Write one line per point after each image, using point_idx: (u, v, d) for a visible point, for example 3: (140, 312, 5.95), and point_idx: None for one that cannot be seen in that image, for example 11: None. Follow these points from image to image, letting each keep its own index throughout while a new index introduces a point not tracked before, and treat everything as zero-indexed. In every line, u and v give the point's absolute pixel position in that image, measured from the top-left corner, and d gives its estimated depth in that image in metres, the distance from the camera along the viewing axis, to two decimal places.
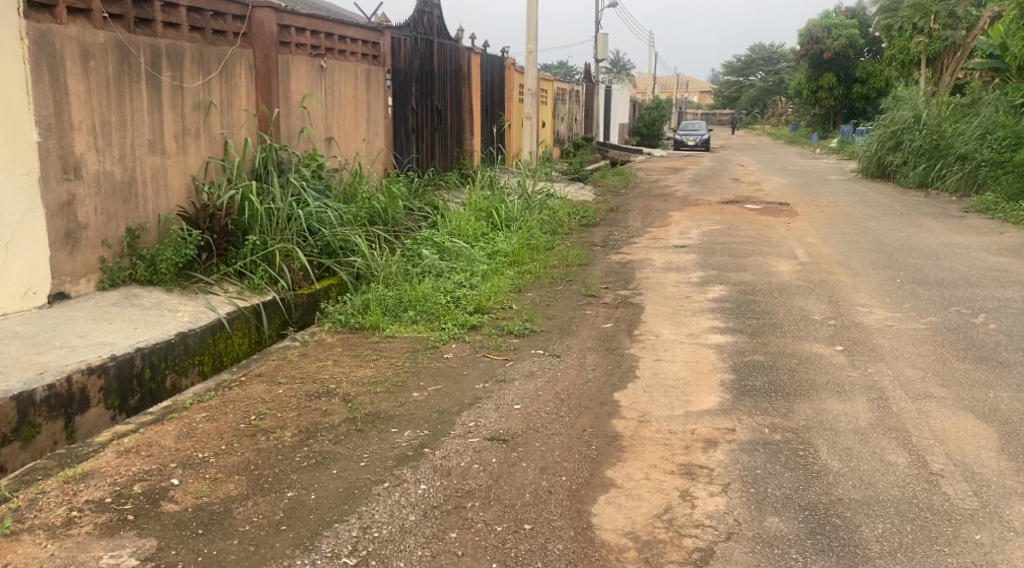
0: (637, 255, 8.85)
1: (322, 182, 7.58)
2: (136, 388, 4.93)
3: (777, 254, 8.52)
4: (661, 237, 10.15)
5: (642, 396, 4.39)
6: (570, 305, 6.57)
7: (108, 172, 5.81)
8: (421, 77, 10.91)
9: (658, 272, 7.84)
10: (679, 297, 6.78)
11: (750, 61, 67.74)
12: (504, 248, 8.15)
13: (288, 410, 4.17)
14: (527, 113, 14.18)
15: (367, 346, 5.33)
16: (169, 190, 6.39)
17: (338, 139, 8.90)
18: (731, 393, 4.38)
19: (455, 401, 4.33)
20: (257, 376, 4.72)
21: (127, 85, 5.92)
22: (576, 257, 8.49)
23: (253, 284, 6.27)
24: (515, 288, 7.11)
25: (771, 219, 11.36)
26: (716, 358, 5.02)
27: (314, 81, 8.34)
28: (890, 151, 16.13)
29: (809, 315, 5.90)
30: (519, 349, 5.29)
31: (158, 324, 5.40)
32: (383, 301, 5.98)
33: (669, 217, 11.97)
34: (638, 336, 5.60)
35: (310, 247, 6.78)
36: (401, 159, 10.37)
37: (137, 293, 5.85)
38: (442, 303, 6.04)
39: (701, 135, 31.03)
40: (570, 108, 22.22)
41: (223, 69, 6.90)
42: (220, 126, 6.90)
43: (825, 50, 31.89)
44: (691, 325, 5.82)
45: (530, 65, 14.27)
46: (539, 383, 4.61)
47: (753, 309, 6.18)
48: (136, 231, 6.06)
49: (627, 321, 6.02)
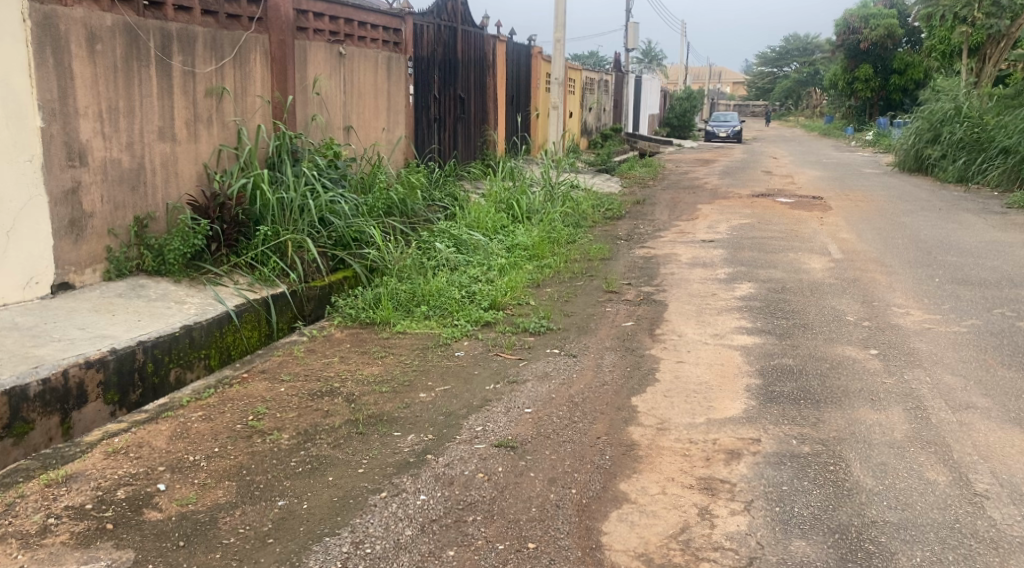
0: (663, 250, 8.58)
1: (338, 172, 7.40)
2: (137, 383, 4.79)
3: (809, 250, 8.19)
4: (688, 231, 9.85)
5: (661, 401, 4.15)
6: (589, 301, 6.32)
7: (116, 160, 5.67)
8: (444, 64, 10.69)
9: (683, 268, 7.56)
10: (705, 294, 6.50)
11: (785, 51, 66.68)
12: (524, 241, 7.92)
13: (288, 410, 3.98)
14: (553, 103, 13.91)
15: (376, 342, 5.13)
16: (180, 178, 6.25)
17: (357, 128, 8.73)
18: (757, 399, 4.12)
19: (463, 403, 4.12)
20: (260, 372, 4.54)
21: (136, 69, 5.76)
22: (599, 251, 8.23)
23: (263, 276, 6.11)
24: (534, 282, 6.89)
25: (803, 213, 11.00)
26: (742, 361, 4.76)
27: (332, 67, 8.16)
28: (929, 144, 15.62)
29: (841, 316, 5.60)
30: (535, 348, 5.07)
31: (163, 316, 5.24)
32: (395, 296, 5.80)
33: (698, 211, 11.65)
34: (660, 336, 5.35)
35: (323, 238, 6.61)
36: (422, 148, 10.18)
37: (144, 284, 5.70)
38: (455, 298, 5.84)
39: (733, 126, 30.52)
40: (599, 99, 21.90)
41: (237, 54, 6.73)
42: (234, 113, 6.75)
43: (862, 40, 31.20)
44: (716, 325, 5.55)
45: (557, 53, 14.00)
46: (553, 385, 4.39)
47: (782, 308, 5.90)
48: (144, 220, 5.91)
49: (649, 320, 5.77)
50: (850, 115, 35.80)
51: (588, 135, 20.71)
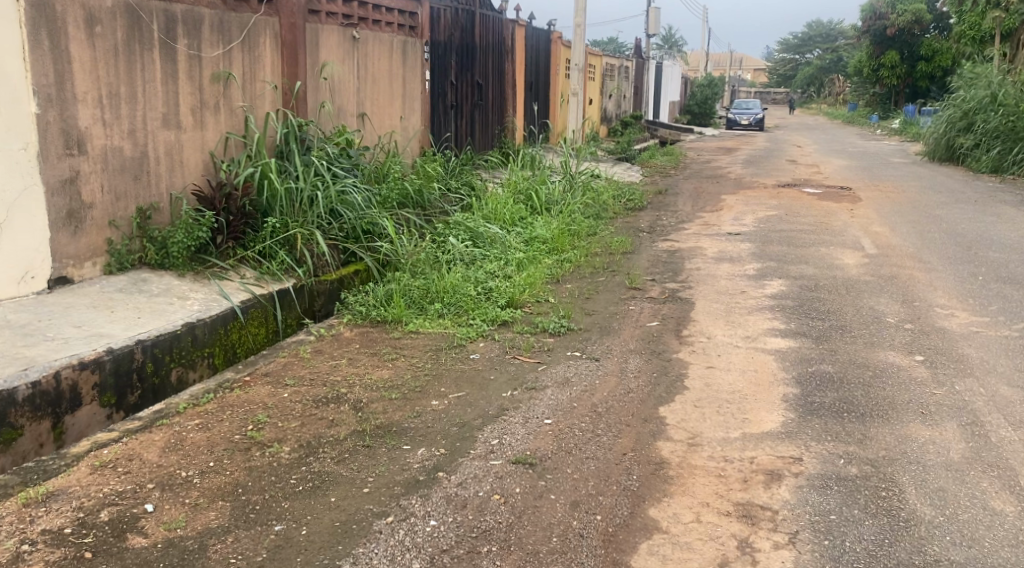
0: (687, 243, 8.27)
1: (350, 161, 7.13)
2: (136, 385, 4.54)
3: (841, 244, 7.86)
4: (713, 223, 9.51)
5: (692, 413, 3.85)
6: (612, 298, 6.03)
7: (117, 148, 5.41)
8: (461, 49, 10.37)
9: (709, 263, 7.23)
10: (733, 292, 6.18)
11: (807, 38, 65.76)
12: (543, 234, 7.61)
13: (290, 419, 3.71)
14: (574, 89, 13.56)
15: (387, 342, 4.87)
16: (185, 167, 5.99)
17: (371, 115, 8.44)
18: (795, 412, 3.81)
19: (478, 412, 3.84)
20: (263, 375, 4.28)
21: (138, 53, 5.50)
22: (621, 244, 7.93)
23: (271, 270, 5.86)
24: (553, 277, 6.59)
25: (832, 204, 10.62)
26: (777, 367, 4.45)
27: (345, 52, 7.87)
28: (961, 133, 15.16)
29: (881, 317, 5.27)
30: (554, 350, 4.78)
31: (163, 313, 4.99)
32: (407, 292, 5.53)
33: (722, 201, 11.31)
34: (688, 338, 5.04)
35: (334, 231, 6.35)
36: (438, 136, 9.88)
37: (147, 279, 5.46)
38: (471, 296, 5.56)
39: (755, 114, 29.99)
40: (619, 85, 21.47)
41: (245, 37, 6.47)
42: (241, 100, 6.49)
43: (889, 26, 30.59)
44: (747, 326, 5.24)
45: (578, 38, 13.64)
46: (574, 392, 4.10)
47: (816, 308, 5.57)
48: (147, 211, 5.66)
49: (675, 320, 5.46)
50: (875, 103, 35.13)
51: (608, 122, 20.32)
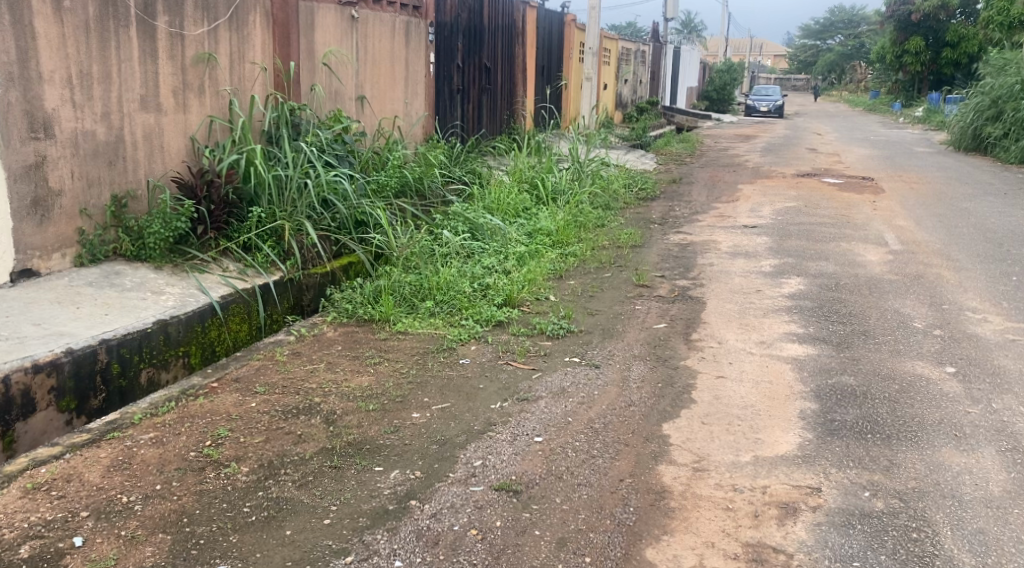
0: (701, 236, 7.86)
1: (345, 148, 6.77)
2: (100, 387, 4.23)
3: (864, 239, 7.42)
4: (729, 214, 9.09)
5: (699, 431, 3.47)
6: (617, 296, 5.66)
7: (89, 131, 5.09)
8: (469, 31, 9.98)
9: (723, 259, 6.82)
10: (748, 291, 5.79)
11: (829, 23, 64.68)
12: (547, 226, 7.23)
13: (253, 434, 3.37)
14: (587, 73, 13.13)
15: (371, 345, 4.51)
16: (165, 153, 5.66)
17: (371, 99, 8.07)
18: (814, 432, 3.43)
19: (462, 428, 3.48)
20: (232, 381, 3.93)
21: (112, 30, 5.16)
22: (630, 237, 7.53)
23: (255, 263, 5.53)
24: (555, 272, 6.22)
25: (854, 196, 10.15)
26: (794, 378, 4.06)
27: (343, 32, 7.51)
28: (990, 122, 14.57)
29: (907, 322, 4.86)
30: (551, 355, 4.41)
31: (134, 310, 4.66)
32: (397, 289, 5.18)
33: (738, 191, 10.87)
34: (697, 343, 4.66)
35: (325, 221, 5.99)
36: (443, 122, 9.51)
37: (121, 271, 5.13)
38: (466, 293, 5.20)
39: (775, 100, 29.37)
40: (635, 70, 20.99)
41: (233, 15, 6.13)
42: (228, 82, 6.16)
43: (913, 11, 29.83)
44: (762, 331, 4.85)
45: (592, 21, 13.20)
46: (570, 405, 3.73)
47: (837, 311, 5.17)
48: (123, 199, 5.33)
49: (684, 322, 5.08)
50: (898, 90, 34.36)
51: (623, 108, 19.86)
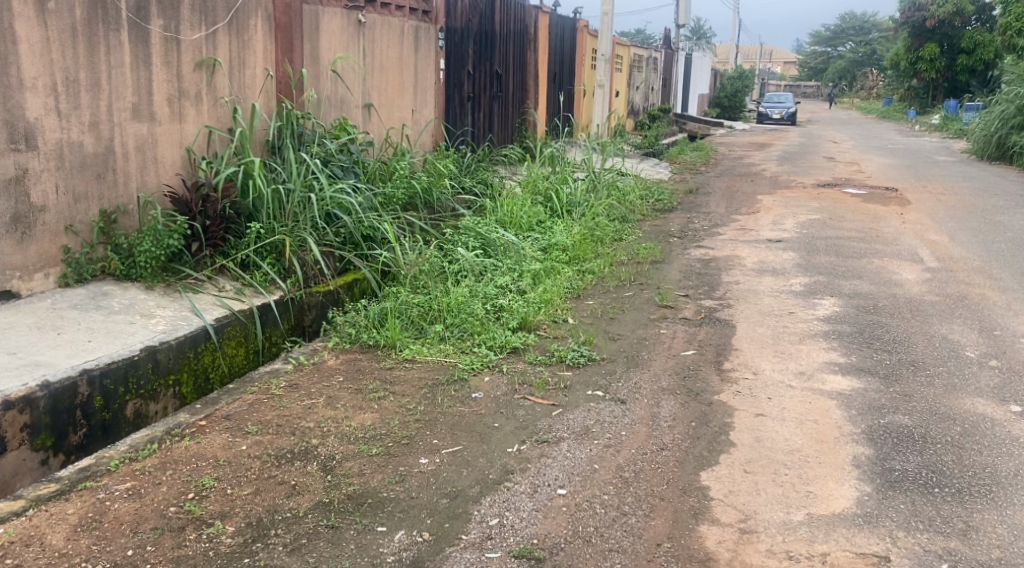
0: (724, 251, 7.48)
1: (350, 159, 6.41)
2: (81, 423, 3.89)
3: (897, 256, 7.03)
4: (751, 227, 8.70)
5: (743, 482, 3.11)
6: (640, 318, 5.29)
7: (75, 142, 4.75)
8: (480, 37, 9.63)
9: (749, 276, 6.45)
10: (780, 313, 5.41)
11: (840, 30, 64.24)
12: (563, 240, 6.85)
13: (242, 484, 3.02)
14: (600, 81, 12.76)
15: (375, 375, 4.15)
16: (160, 165, 5.32)
17: (379, 107, 7.73)
18: (872, 485, 3.07)
19: (475, 477, 3.13)
20: (223, 419, 3.57)
21: (102, 35, 4.84)
22: (650, 252, 7.16)
23: (253, 282, 5.18)
24: (573, 291, 5.85)
25: (879, 208, 9.76)
26: (842, 416, 3.69)
27: (349, 38, 7.17)
28: (1015, 130, 14.13)
29: (957, 350, 4.49)
30: (572, 389, 4.02)
31: (120, 335, 4.32)
32: (404, 311, 4.81)
33: (759, 202, 10.48)
34: (730, 374, 4.28)
35: (328, 237, 5.63)
36: (453, 131, 9.15)
37: (109, 292, 4.79)
38: (478, 315, 4.84)
39: (788, 108, 28.94)
40: (647, 77, 20.60)
41: (233, 19, 5.80)
42: (227, 90, 5.82)
43: (928, 17, 29.40)
44: (800, 360, 4.47)
45: (606, 27, 12.86)
46: (595, 449, 3.36)
47: (878, 337, 4.79)
48: (113, 215, 4.99)
49: (714, 348, 4.70)
50: (911, 97, 33.92)
51: (634, 115, 19.47)
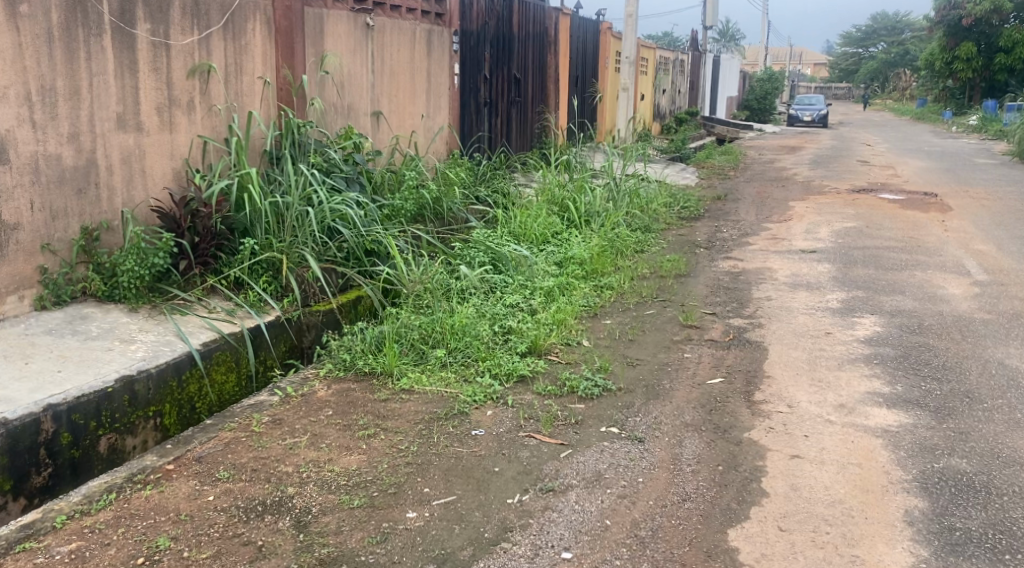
0: (754, 262, 7.04)
1: (355, 170, 6.05)
2: (44, 463, 3.58)
3: (942, 267, 6.53)
4: (783, 236, 8.23)
5: (778, 543, 2.71)
6: (661, 340, 4.87)
7: (53, 155, 4.46)
8: (498, 40, 9.25)
9: (782, 291, 6.00)
10: (816, 334, 4.96)
11: (871, 31, 63.13)
12: (580, 253, 6.43)
13: (201, 546, 2.67)
14: (624, 84, 12.33)
15: (368, 408, 3.78)
16: (148, 177, 5.01)
17: (388, 114, 7.39)
18: (929, 549, 2.66)
19: (469, 537, 2.76)
20: (193, 462, 3.22)
21: (82, 41, 4.54)
22: (675, 264, 6.74)
23: (247, 302, 4.83)
24: (589, 309, 5.44)
25: (918, 215, 9.23)
26: (890, 456, 3.26)
27: (356, 41, 6.83)
28: None
29: (1017, 379, 4.03)
30: (584, 425, 3.62)
31: (94, 364, 3.98)
32: (404, 334, 4.44)
33: (791, 209, 10.01)
34: (762, 406, 3.85)
35: (329, 252, 5.28)
36: (468, 138, 8.78)
37: (89, 315, 4.47)
38: (483, 339, 4.46)
39: (819, 110, 28.25)
40: (673, 80, 20.11)
41: (228, 23, 5.47)
42: (222, 97, 5.50)
43: (965, 16, 28.57)
44: (840, 390, 4.03)
45: (630, 29, 12.43)
46: (607, 500, 2.97)
47: (926, 362, 4.32)
48: (95, 232, 4.68)
49: (743, 375, 4.28)
50: (946, 97, 33.03)
51: (661, 118, 18.99)
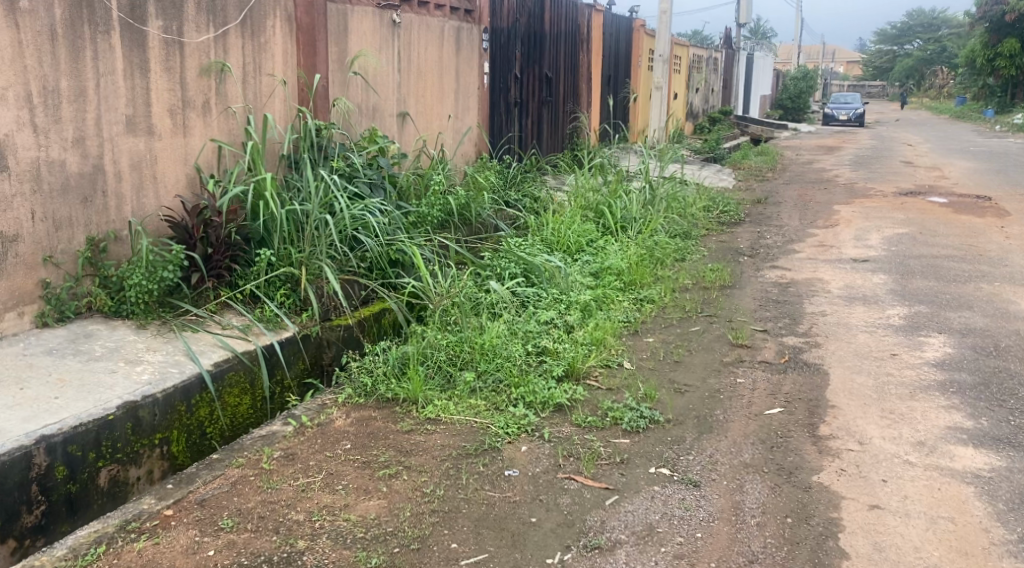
0: (803, 272, 6.61)
1: (379, 175, 5.72)
2: (36, 500, 3.27)
3: (1010, 280, 6.07)
4: (831, 243, 7.77)
5: None
6: (710, 361, 4.48)
7: (56, 161, 4.16)
8: (529, 38, 8.88)
9: (837, 305, 5.57)
10: (881, 355, 4.54)
11: (907, 28, 61.87)
12: (617, 262, 6.03)
13: None
14: (658, 83, 11.91)
15: (388, 440, 3.43)
16: (160, 184, 4.71)
17: (415, 115, 7.04)
18: None
19: None
20: (195, 506, 2.90)
21: (87, 39, 4.23)
22: (718, 274, 6.32)
23: (262, 318, 4.51)
24: (630, 325, 5.05)
25: (973, 220, 8.73)
26: (987, 511, 2.91)
27: (382, 39, 6.50)
28: None
29: None
30: (631, 464, 3.24)
31: (94, 390, 3.65)
32: (429, 354, 4.08)
33: (836, 213, 9.53)
34: (829, 443, 3.46)
35: (351, 263, 4.94)
36: (497, 140, 8.41)
37: (93, 332, 4.16)
38: (516, 361, 4.09)
39: (855, 108, 27.54)
40: (706, 78, 19.59)
41: (246, 19, 5.15)
42: (239, 98, 5.18)
43: (1008, 12, 27.72)
44: (916, 422, 3.62)
45: (665, 26, 12.00)
46: (662, 562, 2.66)
47: (1010, 393, 3.91)
48: (101, 243, 4.38)
49: (805, 404, 3.87)
50: (987, 95, 32.10)
51: (694, 118, 18.49)
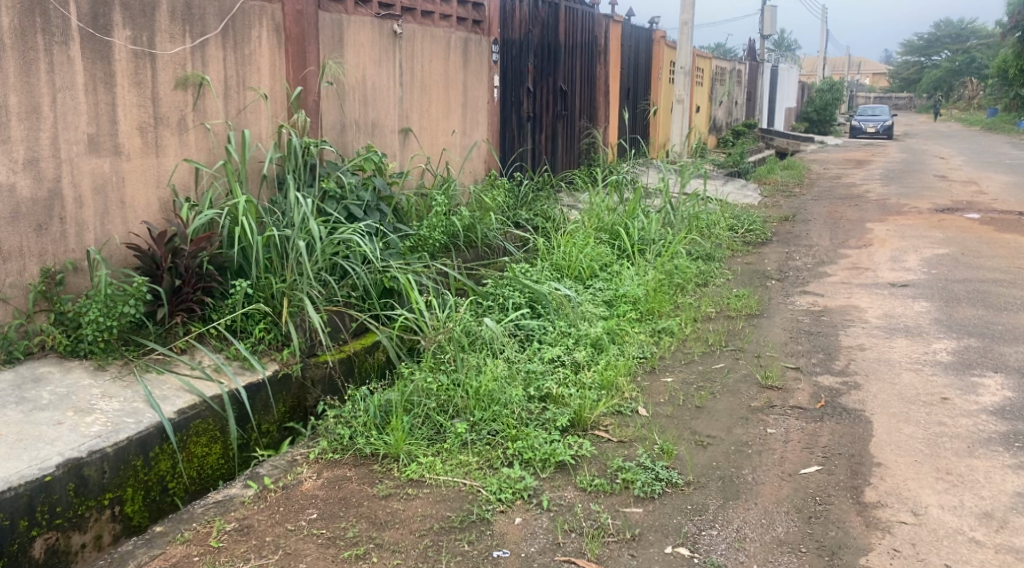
0: (838, 298, 6.08)
1: (375, 196, 5.28)
2: None
3: None
4: (865, 265, 7.23)
5: None
6: (736, 405, 3.97)
7: (4, 186, 3.76)
8: (543, 50, 8.43)
9: (877, 337, 5.04)
10: (931, 398, 4.02)
11: (934, 39, 60.89)
12: (632, 289, 5.54)
13: None
14: (680, 96, 11.41)
15: (362, 508, 2.97)
16: (128, 209, 4.29)
17: (417, 132, 6.60)
18: None
19: None
20: None
21: (42, 52, 3.85)
22: (745, 301, 5.80)
23: (239, 355, 4.08)
24: (646, 364, 4.55)
25: (1019, 239, 8.15)
26: None
27: (381, 51, 6.07)
28: None
29: None
30: (643, 542, 2.79)
31: (31, 446, 3.21)
32: (416, 402, 3.59)
33: (870, 231, 8.98)
34: (878, 513, 2.96)
35: (338, 294, 4.48)
36: (508, 157, 7.95)
37: (43, 376, 3.74)
38: (515, 409, 3.60)
39: (884, 120, 26.85)
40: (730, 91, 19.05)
41: (227, 29, 4.73)
42: (220, 115, 4.76)
43: None
44: (979, 486, 3.11)
45: (686, 37, 11.53)
46: None
47: None
48: (57, 275, 3.97)
49: (847, 461, 3.35)
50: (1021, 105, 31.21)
51: (717, 131, 17.96)
